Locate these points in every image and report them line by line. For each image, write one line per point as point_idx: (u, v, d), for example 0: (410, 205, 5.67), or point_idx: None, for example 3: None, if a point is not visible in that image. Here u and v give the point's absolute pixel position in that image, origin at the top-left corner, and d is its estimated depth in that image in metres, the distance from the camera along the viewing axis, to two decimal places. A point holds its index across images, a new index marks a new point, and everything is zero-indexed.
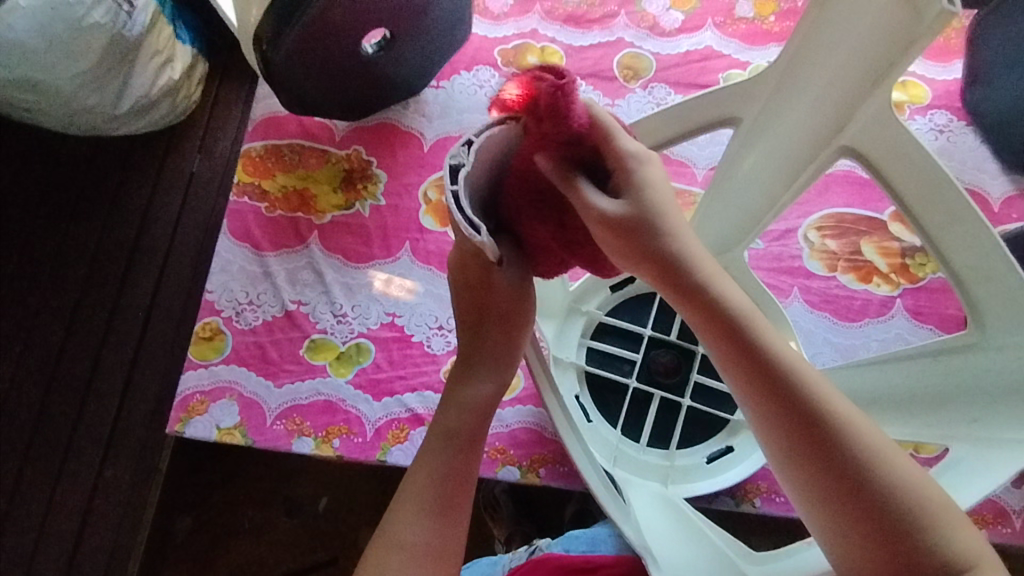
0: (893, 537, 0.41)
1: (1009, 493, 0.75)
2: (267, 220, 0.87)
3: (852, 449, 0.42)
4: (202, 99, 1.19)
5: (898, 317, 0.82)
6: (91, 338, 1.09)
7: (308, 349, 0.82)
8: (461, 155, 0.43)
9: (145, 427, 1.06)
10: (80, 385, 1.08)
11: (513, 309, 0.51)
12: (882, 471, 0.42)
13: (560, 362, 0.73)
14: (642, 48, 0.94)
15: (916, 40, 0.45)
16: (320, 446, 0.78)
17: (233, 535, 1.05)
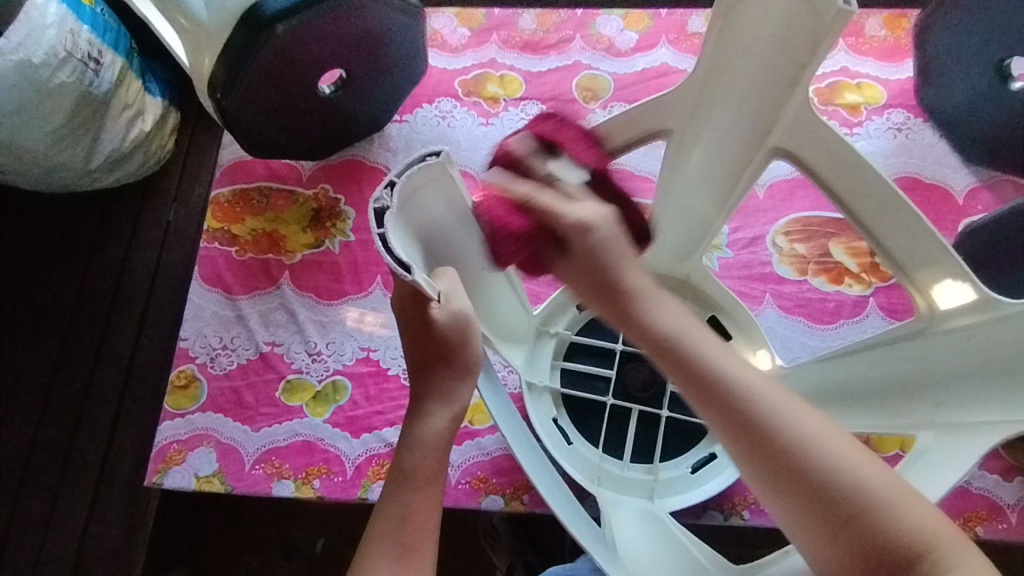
0: (837, 524, 0.40)
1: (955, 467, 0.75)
2: (239, 263, 0.88)
3: (784, 443, 0.41)
4: (176, 149, 1.21)
5: (872, 316, 0.82)
6: (75, 394, 1.09)
7: (285, 390, 0.81)
8: (383, 198, 0.45)
9: (129, 481, 1.04)
10: (64, 443, 1.07)
11: (457, 344, 0.50)
12: (816, 459, 0.40)
13: (534, 387, 0.72)
14: (599, 69, 0.96)
15: (821, 40, 0.47)
16: (300, 488, 0.77)
17: None
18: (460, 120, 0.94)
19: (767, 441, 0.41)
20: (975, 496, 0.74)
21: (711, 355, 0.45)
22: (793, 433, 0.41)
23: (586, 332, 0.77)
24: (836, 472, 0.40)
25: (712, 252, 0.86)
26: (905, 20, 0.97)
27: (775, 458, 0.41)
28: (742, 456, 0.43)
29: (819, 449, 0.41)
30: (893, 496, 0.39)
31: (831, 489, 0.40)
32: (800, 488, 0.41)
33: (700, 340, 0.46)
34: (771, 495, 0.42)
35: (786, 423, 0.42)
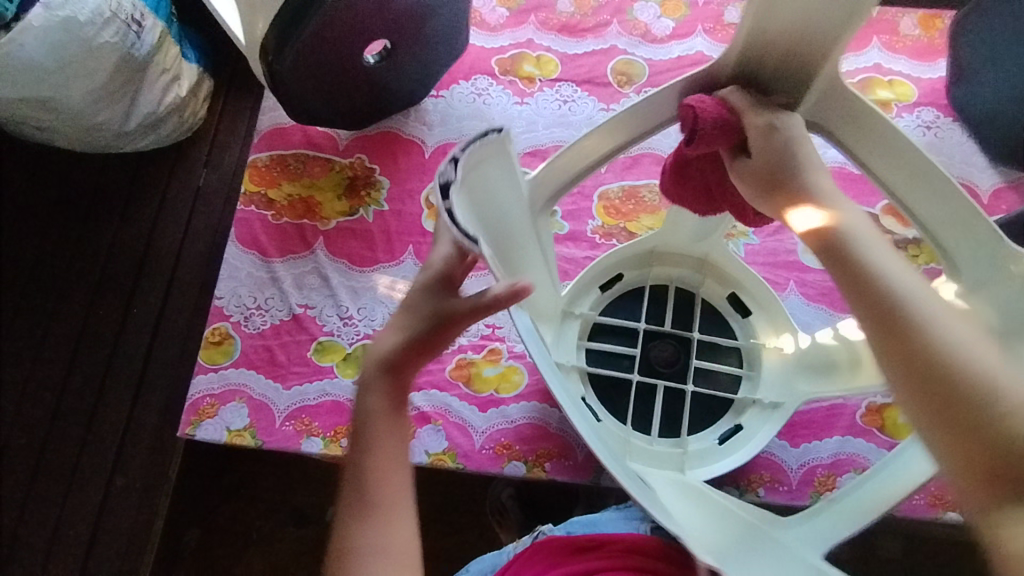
0: (976, 430, 0.37)
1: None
2: (274, 226, 0.90)
3: (938, 342, 0.39)
4: (209, 116, 1.22)
5: None
6: (101, 353, 1.11)
7: (316, 351, 0.83)
8: (448, 171, 0.47)
9: (153, 439, 1.07)
10: (89, 398, 1.09)
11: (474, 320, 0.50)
12: (972, 374, 0.38)
13: (561, 365, 0.72)
14: (635, 54, 0.97)
15: (859, 11, 0.48)
16: (329, 446, 0.79)
17: (243, 547, 1.05)
18: (496, 98, 0.96)
19: (920, 333, 0.39)
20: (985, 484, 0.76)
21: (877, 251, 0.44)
22: (947, 346, 0.39)
23: (612, 309, 0.78)
24: (992, 382, 0.37)
25: (738, 238, 0.87)
26: (940, 20, 0.98)
27: (937, 372, 0.38)
28: (885, 341, 0.40)
29: (981, 371, 0.38)
30: None
31: (999, 419, 0.36)
32: (946, 392, 0.38)
33: (875, 243, 0.44)
34: (895, 384, 0.40)
35: (961, 348, 0.39)
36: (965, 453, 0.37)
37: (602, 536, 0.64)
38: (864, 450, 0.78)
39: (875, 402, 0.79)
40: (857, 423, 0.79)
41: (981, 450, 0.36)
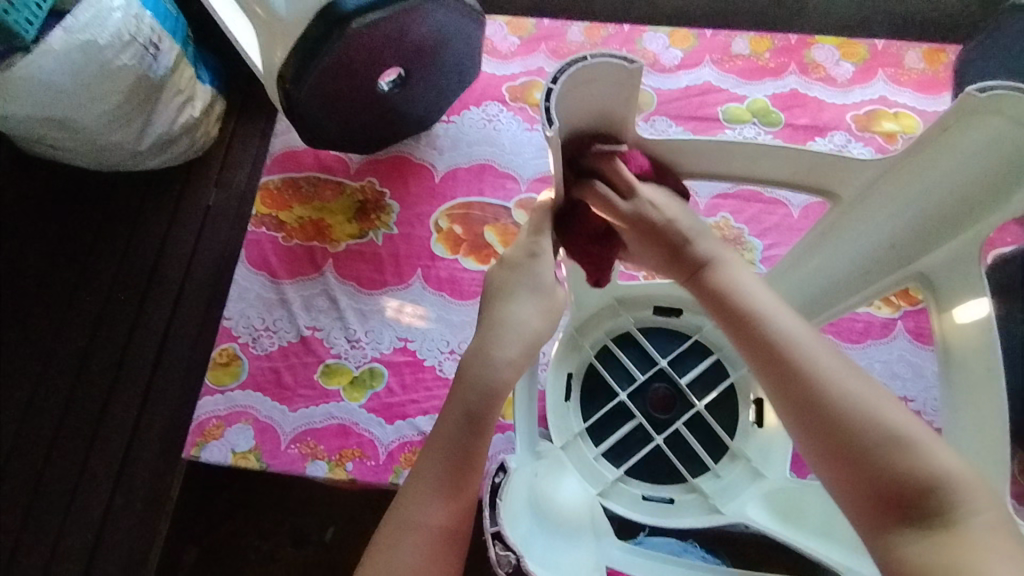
0: (866, 470, 0.43)
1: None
2: (284, 248, 0.90)
3: (828, 392, 0.45)
4: (220, 136, 1.24)
5: (900, 338, 0.83)
6: (107, 368, 1.12)
7: (323, 373, 0.83)
8: (511, 554, 0.47)
9: (155, 458, 1.07)
10: (94, 413, 1.09)
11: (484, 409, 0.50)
12: (861, 414, 0.44)
13: (608, 493, 0.71)
14: (643, 83, 0.99)
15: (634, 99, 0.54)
16: (334, 469, 0.79)
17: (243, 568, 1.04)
18: (505, 124, 0.97)
19: (820, 386, 0.45)
20: None
21: (759, 301, 0.50)
22: (843, 398, 0.44)
23: (618, 339, 0.77)
24: (878, 421, 0.43)
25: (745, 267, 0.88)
26: (945, 54, 0.99)
27: (803, 395, 0.45)
28: (767, 375, 0.48)
29: (889, 423, 0.43)
30: (919, 432, 0.43)
31: (849, 429, 0.43)
32: (840, 441, 0.44)
33: (748, 279, 0.52)
34: (804, 427, 0.46)
35: (848, 391, 0.45)
36: (832, 453, 0.44)
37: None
38: None
39: None
40: None
41: (848, 455, 0.43)
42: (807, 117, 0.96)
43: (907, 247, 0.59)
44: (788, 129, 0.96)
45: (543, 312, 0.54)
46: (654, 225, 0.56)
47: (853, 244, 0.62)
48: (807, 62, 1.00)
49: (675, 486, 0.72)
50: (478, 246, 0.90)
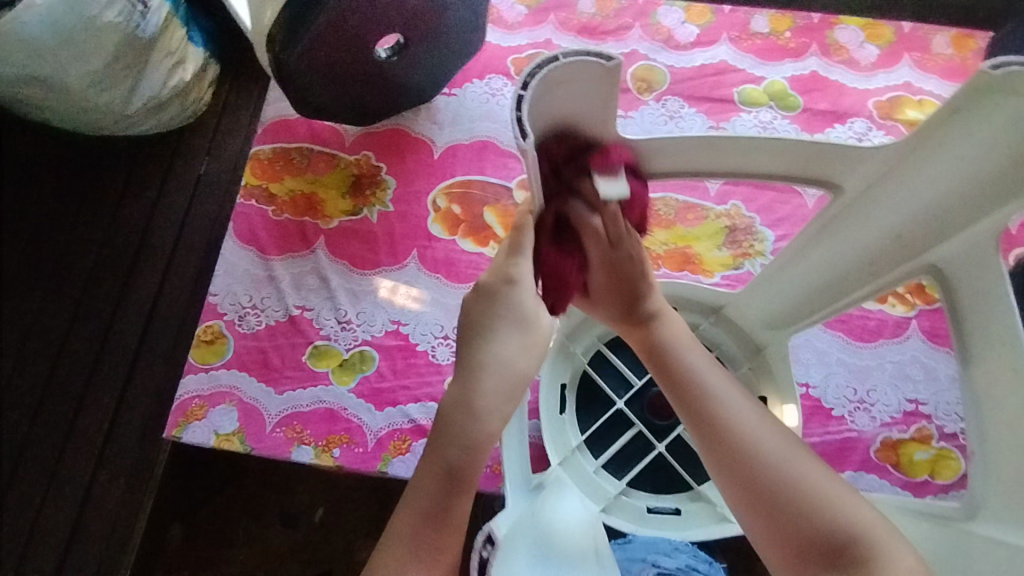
0: (787, 522, 0.45)
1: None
2: (274, 223, 0.86)
3: (750, 458, 0.48)
4: (213, 102, 1.19)
5: (913, 338, 0.80)
6: (92, 339, 1.08)
7: (311, 355, 0.80)
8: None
9: (141, 432, 1.04)
10: (78, 385, 1.06)
11: (475, 445, 0.50)
12: (778, 479, 0.46)
13: (615, 507, 0.72)
14: (655, 60, 0.94)
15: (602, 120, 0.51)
16: (320, 455, 0.76)
17: (229, 545, 1.02)
18: (510, 99, 0.92)
19: (740, 447, 0.48)
20: None
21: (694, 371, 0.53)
22: (760, 459, 0.47)
23: (613, 342, 0.78)
24: (794, 483, 0.46)
25: (755, 258, 0.84)
26: (974, 40, 0.94)
27: (727, 458, 0.48)
28: (699, 440, 0.51)
29: (805, 484, 0.46)
30: (830, 489, 0.45)
31: (772, 493, 0.46)
32: (761, 499, 0.46)
33: (688, 349, 0.56)
34: (728, 489, 0.48)
35: (762, 451, 0.48)
36: (759, 514, 0.46)
37: None
38: (877, 486, 0.74)
39: (890, 437, 0.77)
40: (872, 458, 0.75)
41: (771, 511, 0.46)
42: (827, 102, 0.92)
43: (917, 238, 0.52)
44: (807, 114, 0.91)
45: (511, 387, 0.52)
46: (620, 273, 0.57)
47: (853, 239, 0.56)
48: (829, 43, 0.95)
49: (680, 494, 0.74)
50: (477, 227, 0.86)
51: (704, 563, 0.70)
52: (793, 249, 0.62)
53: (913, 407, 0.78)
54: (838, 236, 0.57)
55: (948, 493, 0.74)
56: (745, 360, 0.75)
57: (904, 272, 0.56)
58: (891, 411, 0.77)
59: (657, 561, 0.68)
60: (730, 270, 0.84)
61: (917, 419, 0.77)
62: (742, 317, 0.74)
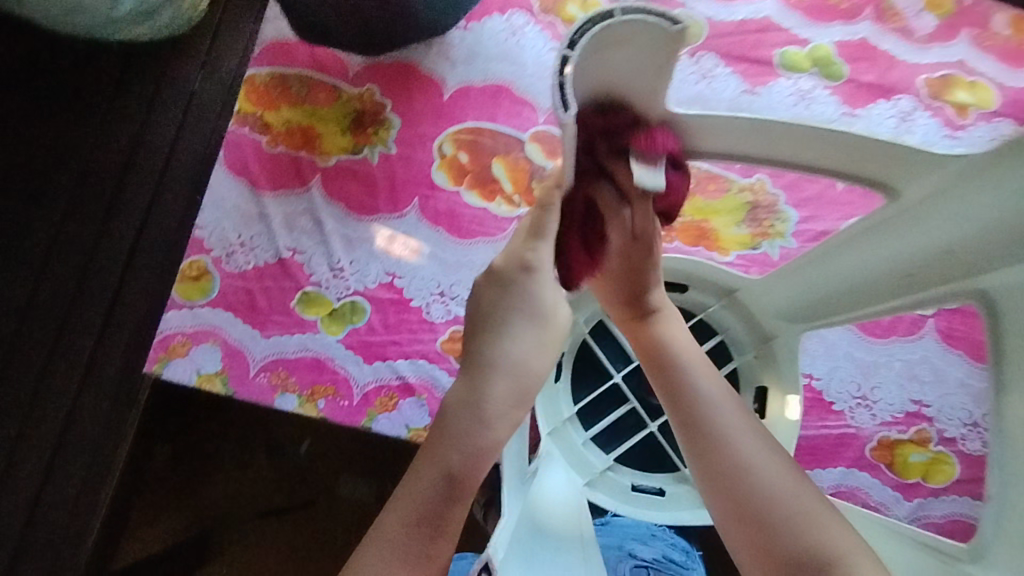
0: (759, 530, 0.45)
1: (972, 507, 0.72)
2: (268, 156, 0.81)
3: (729, 463, 0.48)
4: (210, 11, 1.10)
5: (927, 337, 0.77)
6: (77, 256, 1.03)
7: (300, 301, 0.76)
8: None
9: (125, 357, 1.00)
10: (60, 302, 1.02)
11: (479, 454, 0.48)
12: (756, 483, 0.46)
13: (600, 484, 0.71)
14: (693, 10, 0.86)
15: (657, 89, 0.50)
16: (304, 405, 0.73)
17: (213, 468, 1.03)
18: (531, 40, 0.84)
19: (721, 452, 0.49)
20: None
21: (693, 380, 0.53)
22: (738, 466, 0.48)
23: None
24: (772, 490, 0.46)
25: (774, 239, 0.79)
26: None
27: (709, 461, 0.49)
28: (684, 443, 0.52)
29: (781, 492, 0.46)
30: (806, 502, 0.45)
31: (748, 500, 0.46)
32: (737, 505, 0.47)
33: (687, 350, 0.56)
34: (709, 492, 0.49)
35: (743, 459, 0.48)
36: (737, 522, 0.46)
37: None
38: (867, 484, 0.73)
39: (888, 437, 0.74)
40: (865, 456, 0.74)
41: (744, 521, 0.46)
42: (874, 74, 0.84)
43: (969, 257, 0.49)
44: (850, 85, 0.84)
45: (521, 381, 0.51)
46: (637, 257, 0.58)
47: (892, 250, 0.54)
48: (885, 7, 0.86)
49: (666, 475, 0.72)
50: (485, 180, 0.81)
51: (680, 552, 0.68)
52: (827, 250, 0.61)
53: (916, 408, 0.75)
54: (878, 244, 0.55)
55: (938, 498, 0.72)
56: (751, 347, 0.74)
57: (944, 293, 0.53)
58: (893, 410, 0.75)
59: (632, 551, 0.66)
60: (747, 250, 0.79)
61: (918, 421, 0.75)
62: (754, 304, 0.73)
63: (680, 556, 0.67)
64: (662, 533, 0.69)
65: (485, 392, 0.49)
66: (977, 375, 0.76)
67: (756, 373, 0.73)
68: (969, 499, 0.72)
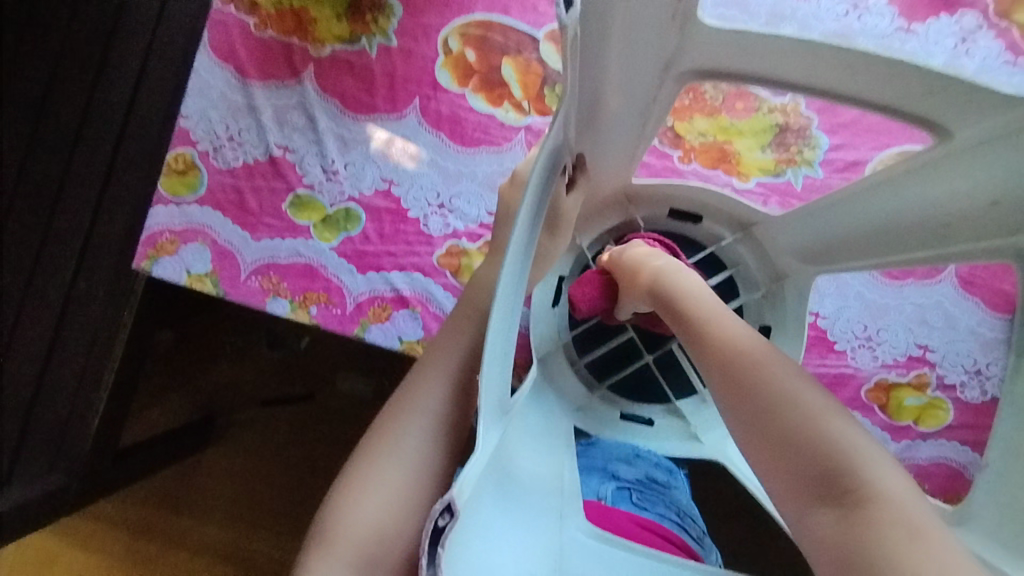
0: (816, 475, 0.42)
1: (958, 452, 0.72)
2: (256, 41, 0.74)
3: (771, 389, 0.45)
4: None
5: (945, 282, 0.74)
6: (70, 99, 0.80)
7: (292, 205, 0.73)
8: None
9: (74, 264, 0.79)
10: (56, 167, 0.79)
11: (414, 398, 0.51)
12: (800, 416, 0.44)
13: (590, 411, 0.71)
14: None
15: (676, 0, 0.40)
16: (296, 311, 0.71)
17: (215, 354, 1.06)
18: None
19: (759, 381, 0.46)
20: (967, 480, 0.72)
21: (721, 319, 0.51)
22: (778, 391, 0.45)
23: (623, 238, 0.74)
24: (814, 426, 0.43)
25: (800, 167, 0.74)
26: None
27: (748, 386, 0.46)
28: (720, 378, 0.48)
29: (818, 419, 0.44)
30: (841, 432, 0.43)
31: (793, 432, 0.43)
32: (792, 445, 0.43)
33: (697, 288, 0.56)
34: (757, 437, 0.45)
35: (782, 385, 0.45)
36: (790, 470, 0.43)
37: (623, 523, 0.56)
38: (858, 424, 0.72)
39: (886, 379, 0.73)
40: (860, 397, 0.73)
41: (796, 464, 0.43)
42: None
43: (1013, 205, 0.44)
44: None
45: (441, 433, 0.51)
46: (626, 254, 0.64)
47: (925, 189, 0.50)
48: None
49: (657, 406, 0.73)
50: (492, 83, 0.75)
51: (664, 472, 0.68)
52: (852, 191, 0.57)
53: (920, 352, 0.74)
54: (905, 191, 0.52)
55: (926, 442, 0.72)
56: (763, 285, 0.72)
57: (976, 244, 0.49)
58: (895, 354, 0.73)
59: (615, 471, 0.65)
60: (767, 178, 0.74)
61: (920, 365, 0.73)
62: (767, 236, 0.69)
63: (663, 476, 0.67)
64: (647, 452, 0.69)
65: (397, 454, 0.49)
66: (990, 324, 0.73)
67: (761, 313, 0.72)
68: (957, 444, 0.72)
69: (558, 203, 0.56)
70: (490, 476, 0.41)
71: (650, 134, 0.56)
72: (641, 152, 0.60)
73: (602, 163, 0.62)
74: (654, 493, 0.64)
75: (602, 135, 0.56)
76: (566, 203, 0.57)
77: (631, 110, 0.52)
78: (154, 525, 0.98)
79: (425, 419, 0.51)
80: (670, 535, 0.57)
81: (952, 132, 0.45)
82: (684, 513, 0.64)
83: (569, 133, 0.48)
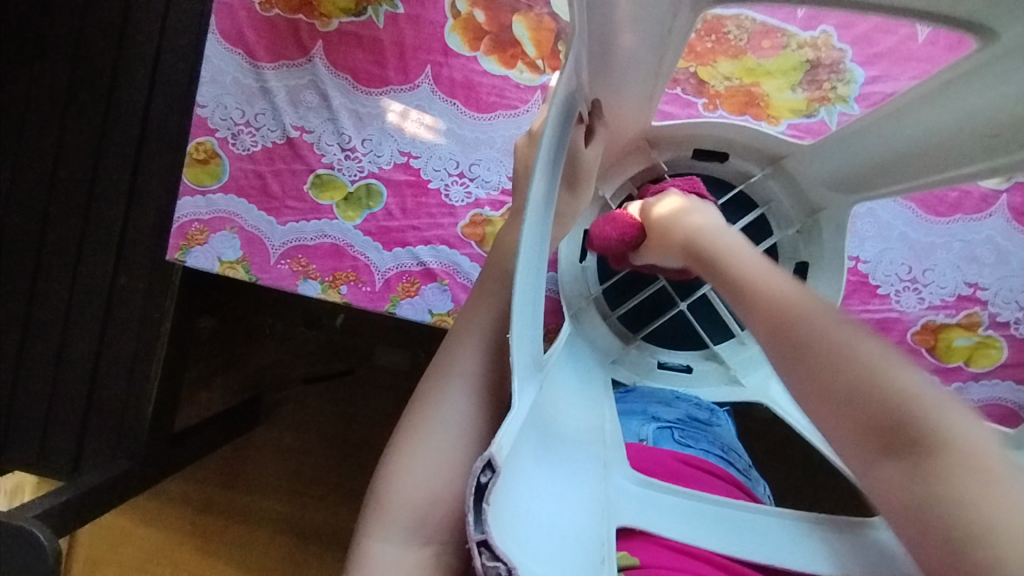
0: (879, 416, 0.39)
1: (1014, 392, 0.69)
2: (263, 21, 0.74)
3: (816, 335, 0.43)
4: None
5: (996, 216, 0.70)
6: (94, 96, 0.80)
7: (314, 185, 0.73)
8: (502, 565, 0.33)
9: (113, 260, 0.81)
10: (86, 165, 0.81)
11: (449, 362, 0.52)
12: (866, 360, 0.40)
13: (630, 363, 0.71)
14: None
15: None
16: (327, 291, 0.72)
17: (258, 338, 1.08)
18: None
19: (813, 338, 0.42)
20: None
21: (758, 271, 0.49)
22: (829, 338, 0.42)
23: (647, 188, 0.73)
24: (877, 369, 0.40)
25: (833, 105, 0.70)
26: None
27: (797, 343, 0.43)
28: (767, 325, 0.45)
29: (875, 366, 0.40)
30: (902, 373, 0.39)
31: (848, 381, 0.40)
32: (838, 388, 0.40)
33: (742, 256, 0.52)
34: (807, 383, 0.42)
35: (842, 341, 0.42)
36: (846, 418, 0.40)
37: (664, 459, 0.56)
38: None
39: (934, 321, 0.70)
40: (907, 341, 0.70)
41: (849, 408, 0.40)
42: None
43: None
44: None
45: (479, 400, 0.50)
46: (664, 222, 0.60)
47: (969, 107, 0.47)
48: None
49: (693, 352, 0.73)
50: (504, 44, 0.73)
51: (705, 410, 0.66)
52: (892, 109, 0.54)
53: (970, 291, 0.70)
54: (945, 102, 0.49)
55: (979, 383, 0.69)
56: (797, 221, 0.71)
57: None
58: (944, 294, 0.70)
59: (655, 413, 0.64)
60: (799, 118, 0.70)
61: (971, 304, 0.70)
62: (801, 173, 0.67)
63: (703, 414, 0.66)
64: (687, 395, 0.68)
65: (438, 419, 0.50)
66: None
67: (796, 249, 0.71)
68: (1012, 384, 0.69)
69: (576, 154, 0.55)
70: (530, 430, 0.41)
71: (666, 73, 0.54)
72: (660, 93, 0.58)
73: (619, 107, 0.60)
74: (696, 430, 0.63)
75: (615, 83, 0.54)
76: (585, 154, 0.55)
77: (646, 50, 0.49)
78: (217, 503, 1.03)
79: (461, 382, 0.51)
80: (715, 469, 0.57)
81: (999, 38, 0.41)
82: (729, 447, 0.64)
83: (580, 77, 0.47)
